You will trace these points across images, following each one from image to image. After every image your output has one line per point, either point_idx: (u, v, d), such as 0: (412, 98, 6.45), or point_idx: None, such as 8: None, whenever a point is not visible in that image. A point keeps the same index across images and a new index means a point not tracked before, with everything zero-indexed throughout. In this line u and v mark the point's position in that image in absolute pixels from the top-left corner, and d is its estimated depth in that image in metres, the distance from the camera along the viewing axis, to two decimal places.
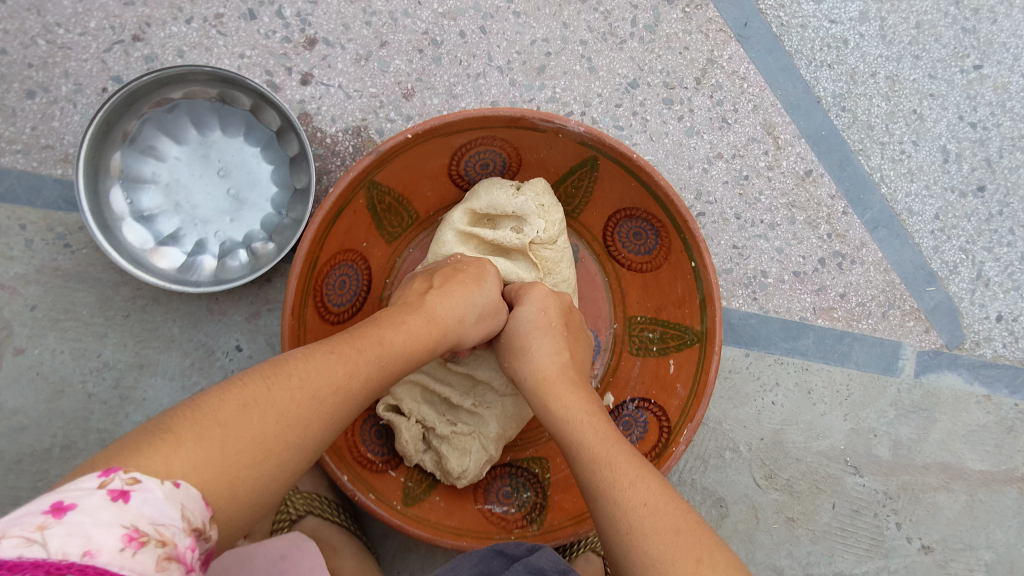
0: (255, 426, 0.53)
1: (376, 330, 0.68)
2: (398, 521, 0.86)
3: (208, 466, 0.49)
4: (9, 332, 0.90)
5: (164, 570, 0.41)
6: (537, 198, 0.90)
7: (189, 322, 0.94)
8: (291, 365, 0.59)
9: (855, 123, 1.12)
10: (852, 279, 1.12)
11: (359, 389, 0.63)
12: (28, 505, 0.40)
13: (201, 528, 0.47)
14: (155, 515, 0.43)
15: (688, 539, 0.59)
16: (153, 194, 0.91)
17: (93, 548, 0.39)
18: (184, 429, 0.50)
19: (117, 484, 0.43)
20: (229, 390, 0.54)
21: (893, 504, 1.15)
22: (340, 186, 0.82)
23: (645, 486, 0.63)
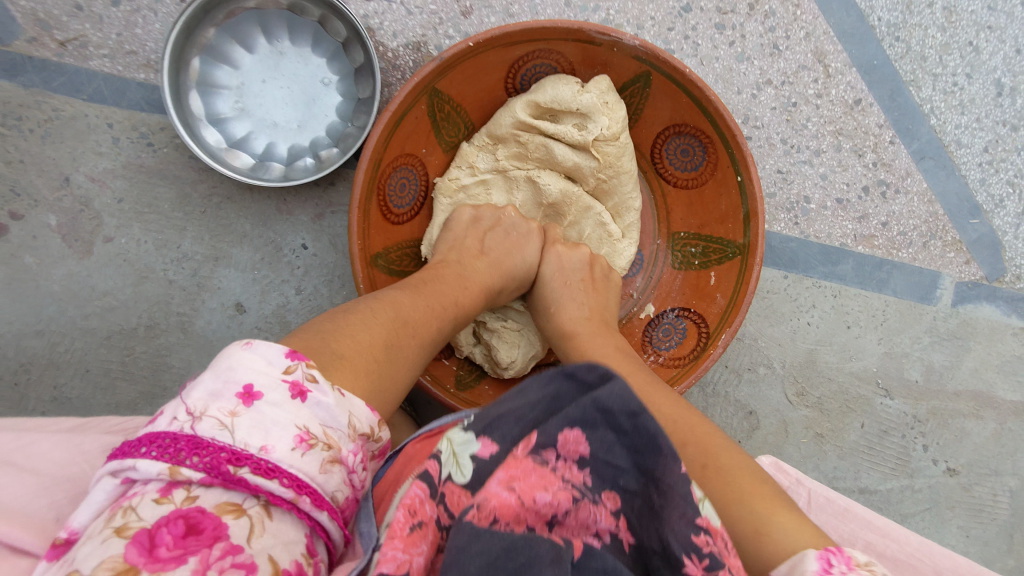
0: (394, 366, 0.64)
1: (450, 290, 0.81)
2: (451, 401, 0.92)
3: (370, 378, 0.59)
4: (99, 222, 0.98)
5: (327, 472, 0.50)
6: (602, 95, 0.93)
7: (260, 220, 1.01)
8: (402, 312, 0.69)
9: (908, 53, 1.12)
10: (895, 208, 1.14)
11: (439, 337, 0.75)
12: (233, 380, 0.49)
13: (369, 431, 0.55)
14: (326, 418, 0.51)
15: (694, 448, 0.65)
16: (228, 98, 0.97)
17: (268, 445, 0.47)
18: (352, 356, 0.58)
19: (298, 378, 0.51)
20: (372, 329, 0.63)
21: (922, 427, 1.19)
22: (405, 89, 0.87)
23: (665, 404, 0.71)
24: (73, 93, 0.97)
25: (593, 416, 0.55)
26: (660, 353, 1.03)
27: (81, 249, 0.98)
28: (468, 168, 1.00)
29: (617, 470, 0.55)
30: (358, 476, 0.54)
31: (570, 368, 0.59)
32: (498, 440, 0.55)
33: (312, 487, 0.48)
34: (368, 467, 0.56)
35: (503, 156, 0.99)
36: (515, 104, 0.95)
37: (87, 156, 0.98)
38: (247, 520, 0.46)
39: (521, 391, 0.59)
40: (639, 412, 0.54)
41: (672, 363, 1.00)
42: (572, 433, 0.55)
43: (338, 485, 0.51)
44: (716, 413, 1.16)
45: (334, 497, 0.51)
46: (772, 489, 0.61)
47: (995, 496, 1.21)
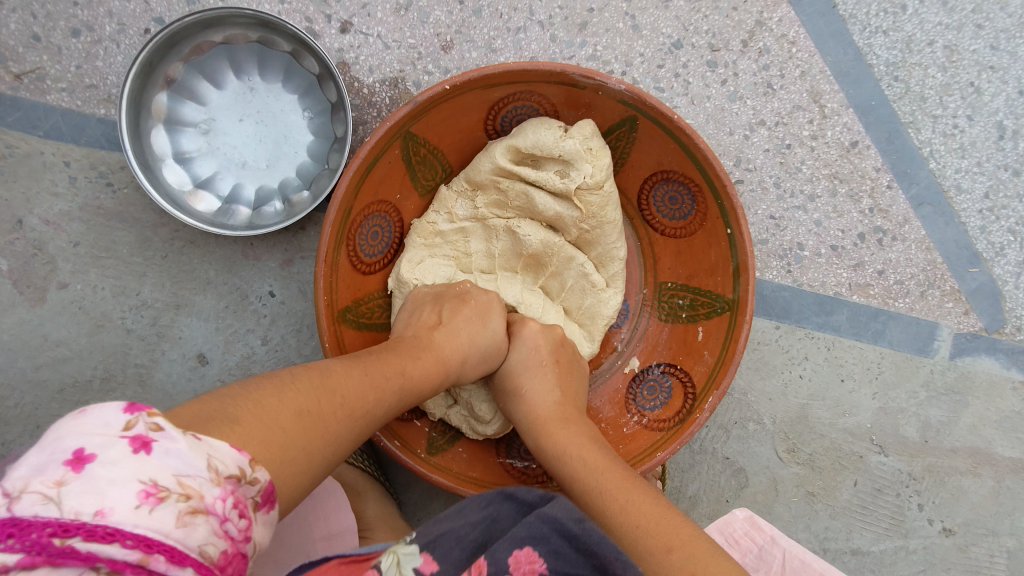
0: (302, 438, 0.52)
1: (402, 359, 0.71)
2: (421, 467, 0.87)
3: (270, 452, 0.49)
4: (53, 267, 0.93)
5: (187, 525, 0.39)
6: (586, 140, 0.88)
7: (225, 266, 0.96)
8: (333, 381, 0.59)
9: (907, 94, 1.08)
10: (892, 256, 1.09)
11: (377, 413, 0.64)
12: (58, 448, 0.38)
13: (239, 474, 0.45)
14: (180, 467, 0.40)
15: (679, 556, 0.58)
16: (193, 136, 0.92)
17: (105, 508, 0.36)
18: (249, 424, 0.48)
19: (140, 429, 0.40)
20: (287, 395, 0.53)
21: (917, 485, 1.14)
22: (376, 135, 0.82)
23: (638, 508, 0.64)
24: (28, 129, 0.92)
25: (539, 529, 0.51)
26: (644, 414, 0.98)
27: (34, 296, 0.93)
28: (445, 215, 0.94)
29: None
30: (236, 524, 0.43)
31: (510, 487, 0.57)
32: (440, 558, 0.52)
33: (168, 544, 0.38)
34: (250, 515, 0.45)
35: (483, 203, 0.93)
36: (496, 149, 0.90)
37: (42, 197, 0.92)
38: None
39: (460, 507, 0.56)
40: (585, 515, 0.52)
41: (657, 425, 0.95)
42: (521, 552, 0.50)
43: (206, 538, 0.40)
44: (703, 470, 1.11)
45: (203, 553, 0.40)
46: None
47: (993, 558, 1.16)
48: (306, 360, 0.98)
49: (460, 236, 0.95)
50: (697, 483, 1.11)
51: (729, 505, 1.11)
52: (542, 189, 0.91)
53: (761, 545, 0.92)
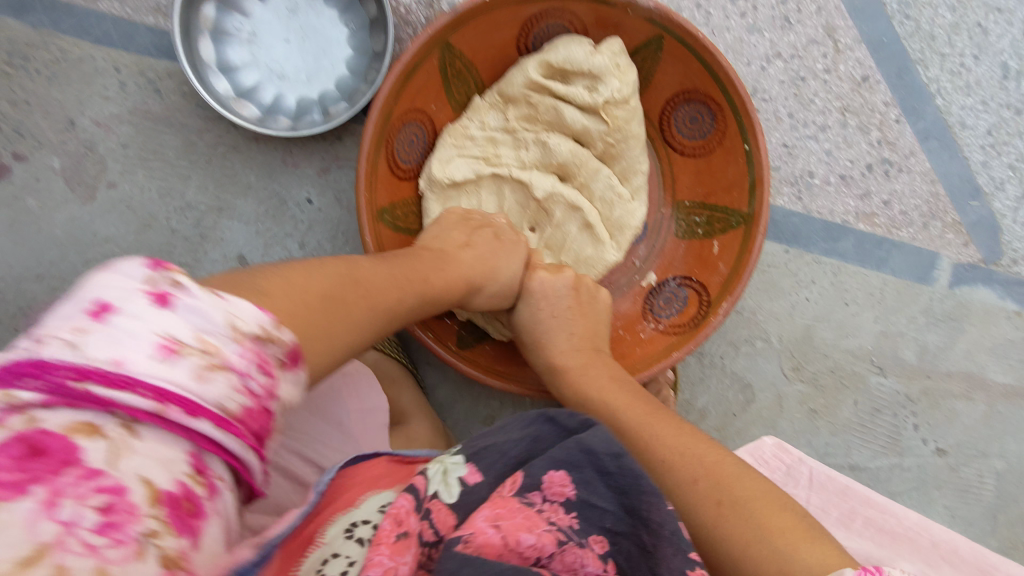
0: (335, 315, 0.59)
1: (424, 270, 0.77)
2: (453, 358, 0.92)
3: (302, 314, 0.54)
4: (103, 167, 0.97)
5: (206, 380, 0.40)
6: (614, 57, 0.93)
7: (266, 172, 1.00)
8: (356, 273, 0.66)
9: (918, 32, 1.13)
10: (898, 187, 1.15)
11: (400, 308, 0.70)
12: (83, 297, 0.40)
13: (262, 333, 0.46)
14: (199, 323, 0.42)
15: (707, 485, 0.68)
16: (238, 47, 0.96)
17: (125, 355, 0.38)
18: (285, 296, 0.54)
19: (160, 286, 0.42)
20: (313, 277, 0.59)
21: (913, 407, 1.21)
22: (419, 41, 0.87)
23: (668, 439, 0.74)
24: (81, 35, 0.96)
25: (579, 456, 0.58)
26: (660, 321, 1.04)
27: (84, 194, 0.97)
28: (478, 127, 1.00)
29: (602, 511, 0.58)
30: (258, 385, 0.43)
31: (551, 413, 0.62)
32: (484, 470, 0.59)
33: (186, 395, 0.39)
34: (273, 373, 0.45)
35: (514, 116, 0.99)
36: (529, 64, 0.95)
37: (93, 99, 0.97)
38: (104, 443, 0.36)
39: (504, 427, 0.63)
40: (622, 453, 0.59)
41: (673, 330, 1.01)
42: (556, 474, 0.57)
43: (226, 394, 0.41)
44: (712, 385, 1.17)
45: (222, 408, 0.40)
46: (795, 515, 0.64)
47: (981, 478, 1.23)
48: None
49: (491, 150, 1.00)
50: (706, 397, 1.17)
51: (735, 420, 1.17)
52: (571, 104, 0.96)
53: (788, 465, 0.98)
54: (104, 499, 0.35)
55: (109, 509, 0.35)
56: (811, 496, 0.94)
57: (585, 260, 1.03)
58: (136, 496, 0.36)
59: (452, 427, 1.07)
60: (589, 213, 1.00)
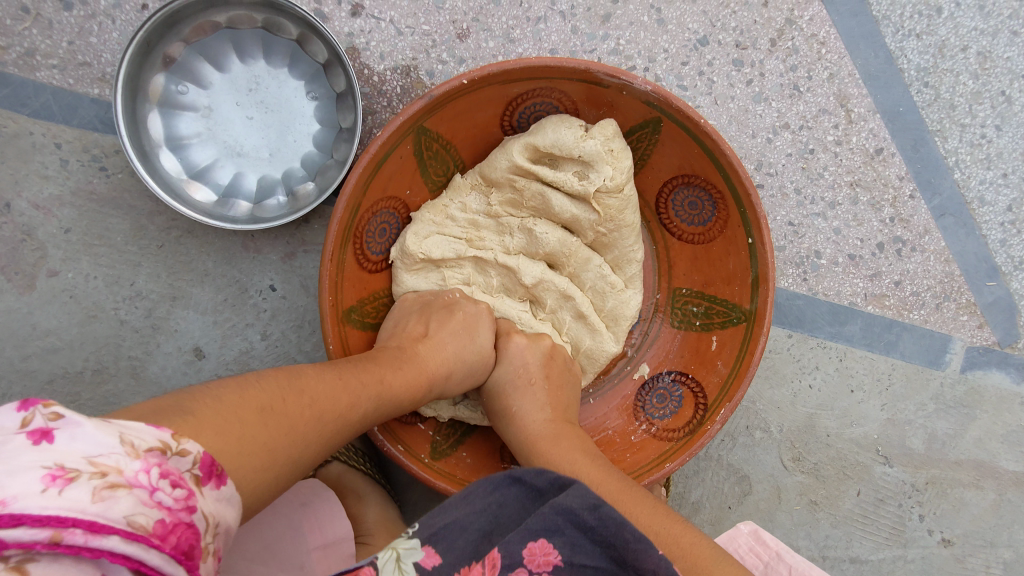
0: (268, 431, 0.51)
1: (377, 369, 0.69)
2: (426, 474, 0.84)
3: (227, 441, 0.47)
4: (43, 253, 0.88)
5: (104, 499, 0.36)
6: (607, 142, 0.85)
7: (224, 258, 0.92)
8: (304, 382, 0.57)
9: (937, 101, 1.04)
10: (910, 267, 1.07)
11: (353, 416, 0.62)
12: None
13: (163, 446, 0.42)
14: (89, 449, 0.38)
15: (678, 568, 0.57)
16: (192, 122, 0.87)
17: (5, 496, 0.34)
18: (207, 415, 0.47)
19: (38, 421, 0.38)
20: (250, 391, 0.52)
21: (919, 497, 1.13)
22: (389, 129, 0.78)
23: (640, 515, 0.63)
24: (16, 107, 0.86)
25: (554, 521, 0.53)
26: (652, 422, 0.95)
27: (22, 283, 0.88)
28: (459, 209, 0.90)
29: (596, 571, 0.53)
30: (168, 494, 0.40)
31: (516, 470, 0.57)
32: (445, 550, 0.52)
33: (82, 518, 0.35)
34: (188, 486, 0.42)
35: (497, 201, 0.90)
36: (513, 146, 0.86)
37: (31, 179, 0.88)
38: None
39: (464, 496, 0.55)
40: (599, 504, 0.53)
41: (666, 435, 0.93)
42: (536, 544, 0.52)
43: (132, 509, 0.37)
44: (707, 477, 1.10)
45: (133, 523, 0.37)
46: None
47: (989, 569, 1.16)
48: (307, 357, 0.94)
49: (474, 233, 0.91)
50: (701, 488, 1.10)
51: (731, 512, 1.10)
52: (559, 190, 0.87)
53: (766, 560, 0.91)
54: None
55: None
56: None
57: (586, 353, 0.94)
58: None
59: None
60: (580, 306, 0.92)
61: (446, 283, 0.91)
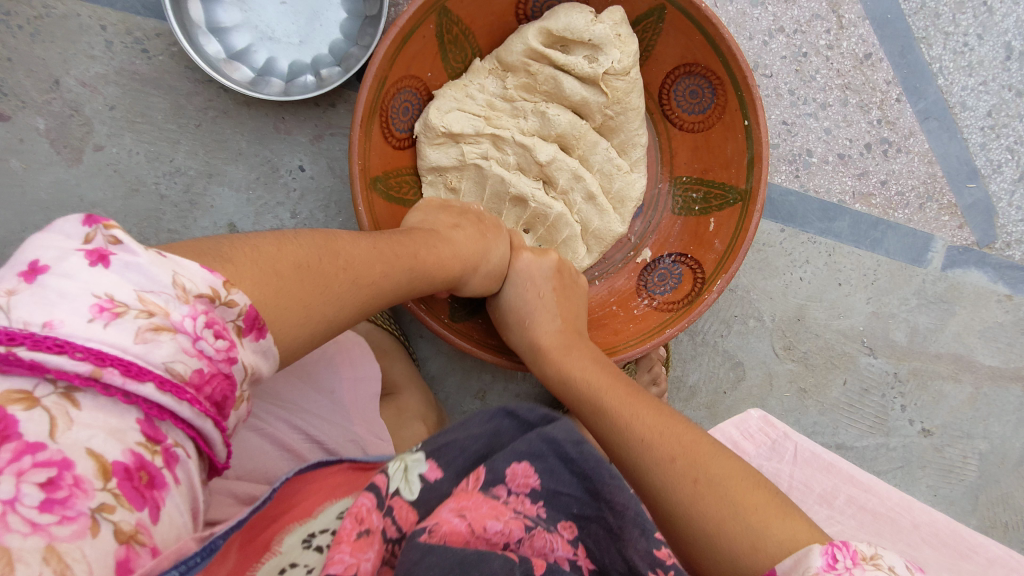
0: (303, 287, 0.57)
1: (414, 245, 0.75)
2: (447, 333, 0.92)
3: (267, 289, 0.52)
4: (89, 129, 0.95)
5: (144, 340, 0.41)
6: (615, 27, 0.91)
7: (257, 138, 0.98)
8: (338, 246, 0.63)
9: (923, 10, 1.11)
10: (895, 167, 1.14)
11: (383, 284, 0.68)
12: (21, 261, 0.42)
13: (212, 294, 0.47)
14: (141, 281, 0.43)
15: (682, 462, 0.67)
16: (229, 7, 0.93)
17: (54, 321, 0.39)
18: (251, 264, 0.52)
19: (99, 244, 0.43)
20: (288, 246, 0.57)
21: (901, 387, 1.22)
22: (416, 4, 0.85)
23: (643, 423, 0.73)
24: None
25: (538, 447, 0.62)
26: (654, 297, 1.03)
27: (70, 157, 0.95)
28: (477, 90, 0.97)
29: (569, 499, 0.62)
30: (209, 344, 0.45)
31: (511, 407, 0.65)
32: (444, 467, 0.59)
33: (121, 358, 0.40)
34: (229, 337, 0.47)
35: (512, 85, 0.97)
36: (528, 30, 0.93)
37: (78, 59, 0.94)
38: (43, 414, 0.38)
39: (464, 420, 0.63)
40: (583, 441, 0.63)
41: (667, 307, 1.01)
42: (519, 466, 0.61)
43: (172, 355, 0.42)
44: (703, 362, 1.18)
45: (169, 370, 0.42)
46: (766, 492, 0.64)
47: (964, 458, 1.24)
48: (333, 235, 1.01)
49: (492, 115, 0.97)
50: (697, 374, 1.18)
51: (725, 397, 1.18)
52: (570, 74, 0.94)
53: (772, 440, 0.96)
54: (47, 473, 0.37)
55: (53, 482, 0.37)
56: (795, 470, 0.94)
57: (594, 233, 1.02)
58: (84, 468, 0.38)
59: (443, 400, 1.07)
60: (590, 186, 0.98)
61: (464, 158, 0.97)
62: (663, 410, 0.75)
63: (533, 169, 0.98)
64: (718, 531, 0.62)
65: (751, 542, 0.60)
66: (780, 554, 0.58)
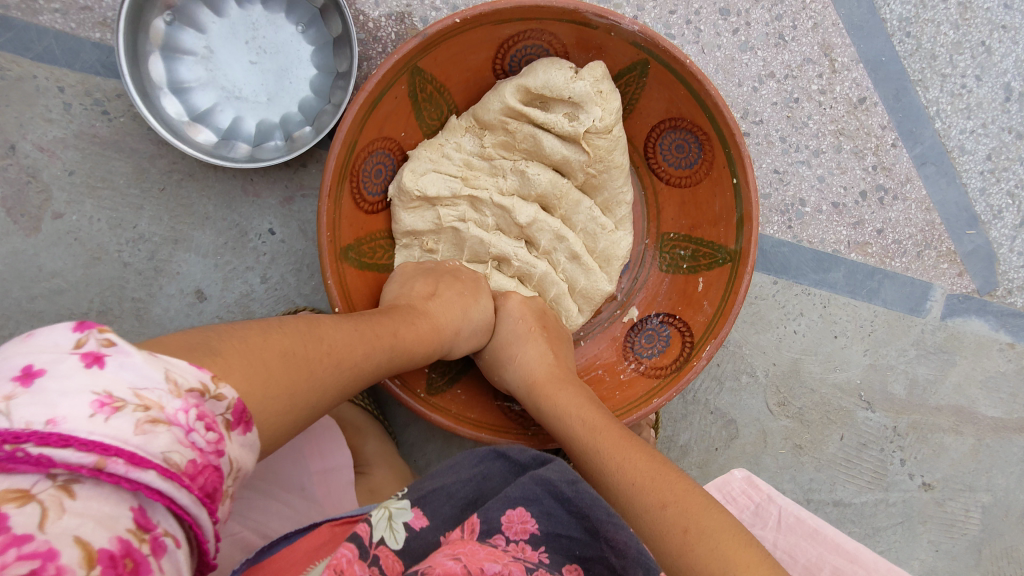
0: (289, 375, 0.52)
1: (393, 322, 0.71)
2: (422, 408, 0.87)
3: (253, 382, 0.48)
4: (48, 196, 0.91)
5: (147, 432, 0.37)
6: (596, 83, 0.87)
7: (224, 202, 0.94)
8: (324, 330, 0.59)
9: (918, 51, 1.07)
10: (892, 216, 1.10)
11: (367, 367, 0.64)
12: (8, 363, 0.37)
13: (202, 388, 0.43)
14: (136, 379, 0.39)
15: (674, 511, 0.61)
16: (193, 66, 0.89)
17: (54, 416, 0.35)
18: (232, 353, 0.48)
19: (92, 345, 0.39)
20: (273, 334, 0.54)
21: (900, 441, 1.17)
22: (384, 67, 0.81)
23: (632, 465, 0.67)
24: (20, 51, 0.88)
25: (532, 491, 0.61)
26: (641, 361, 0.99)
27: (28, 225, 0.91)
28: (453, 149, 0.93)
29: (571, 540, 0.59)
30: (201, 435, 0.41)
31: (502, 448, 0.68)
32: (429, 513, 0.60)
33: (124, 449, 0.36)
34: (218, 429, 0.43)
35: (490, 143, 0.93)
36: (505, 88, 0.89)
37: (35, 122, 0.90)
38: (36, 507, 0.34)
39: (452, 466, 0.66)
40: (576, 479, 0.62)
41: (654, 372, 0.96)
42: (514, 512, 0.60)
43: (170, 446, 0.38)
44: (695, 420, 1.13)
45: (168, 460, 0.38)
46: (760, 552, 0.58)
47: (967, 512, 1.20)
48: (306, 300, 0.97)
49: (470, 175, 0.93)
50: (689, 432, 1.13)
51: (718, 455, 1.14)
52: (551, 132, 0.90)
53: (757, 503, 0.96)
54: (31, 565, 0.33)
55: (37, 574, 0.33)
56: (778, 538, 0.91)
57: (582, 292, 0.96)
58: (69, 558, 0.34)
59: (424, 468, 1.03)
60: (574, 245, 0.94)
61: (441, 223, 0.92)
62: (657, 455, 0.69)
63: (514, 230, 0.94)
64: None
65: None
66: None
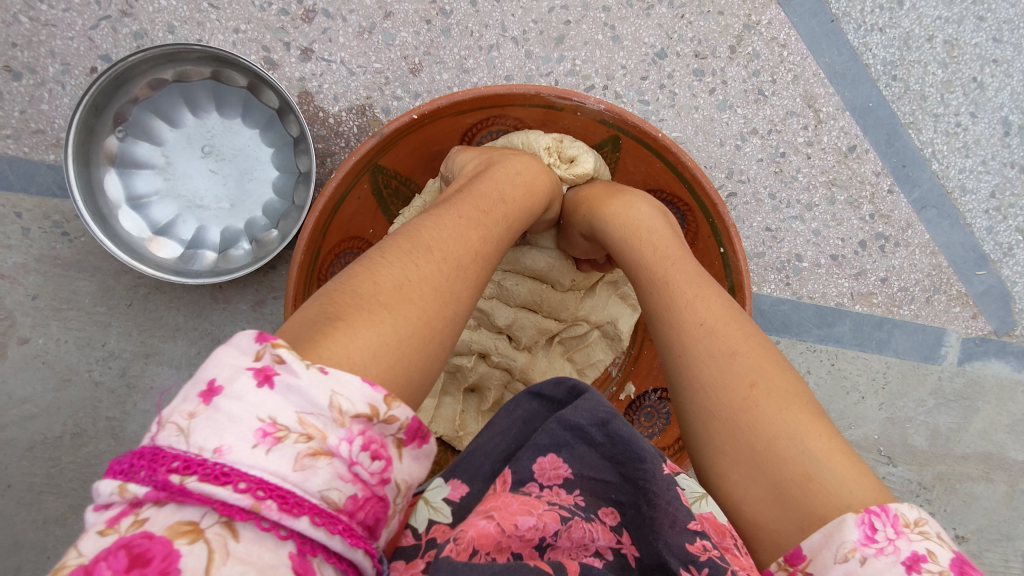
0: (416, 303, 0.45)
1: (494, 190, 0.63)
2: None
3: (383, 331, 0.41)
4: (12, 321, 0.88)
5: (306, 469, 0.33)
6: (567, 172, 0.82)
7: (194, 311, 0.91)
8: (423, 238, 0.51)
9: (907, 93, 1.02)
10: (895, 263, 1.04)
11: (487, 253, 0.56)
12: (197, 376, 0.34)
13: (372, 413, 0.36)
14: (303, 402, 0.34)
15: (745, 361, 0.51)
16: (150, 178, 0.87)
17: (225, 446, 0.31)
18: (356, 315, 0.41)
19: (267, 359, 0.34)
20: (379, 270, 0.46)
21: (925, 493, 1.09)
22: (344, 170, 0.77)
23: (708, 307, 0.56)
24: None
25: (561, 436, 0.53)
26: None
27: None
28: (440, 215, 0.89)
29: (603, 483, 0.52)
30: (366, 467, 0.35)
31: (534, 386, 0.58)
32: (468, 479, 0.54)
33: (286, 489, 0.32)
34: (387, 455, 0.37)
35: None
36: None
37: None
38: (203, 547, 0.30)
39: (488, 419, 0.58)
40: (608, 419, 0.52)
41: (657, 455, 0.86)
42: (545, 458, 0.52)
43: (330, 482, 0.34)
44: None
45: (325, 499, 0.33)
46: (823, 414, 0.49)
47: (1006, 563, 1.10)
48: None
49: None
50: None
51: None
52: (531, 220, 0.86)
53: None
54: None
55: None
56: None
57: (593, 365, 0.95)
58: None
59: None
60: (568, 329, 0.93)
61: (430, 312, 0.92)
62: (735, 306, 0.57)
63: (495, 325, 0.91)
64: (769, 449, 0.47)
65: (802, 520, 0.44)
66: (830, 517, 0.43)
